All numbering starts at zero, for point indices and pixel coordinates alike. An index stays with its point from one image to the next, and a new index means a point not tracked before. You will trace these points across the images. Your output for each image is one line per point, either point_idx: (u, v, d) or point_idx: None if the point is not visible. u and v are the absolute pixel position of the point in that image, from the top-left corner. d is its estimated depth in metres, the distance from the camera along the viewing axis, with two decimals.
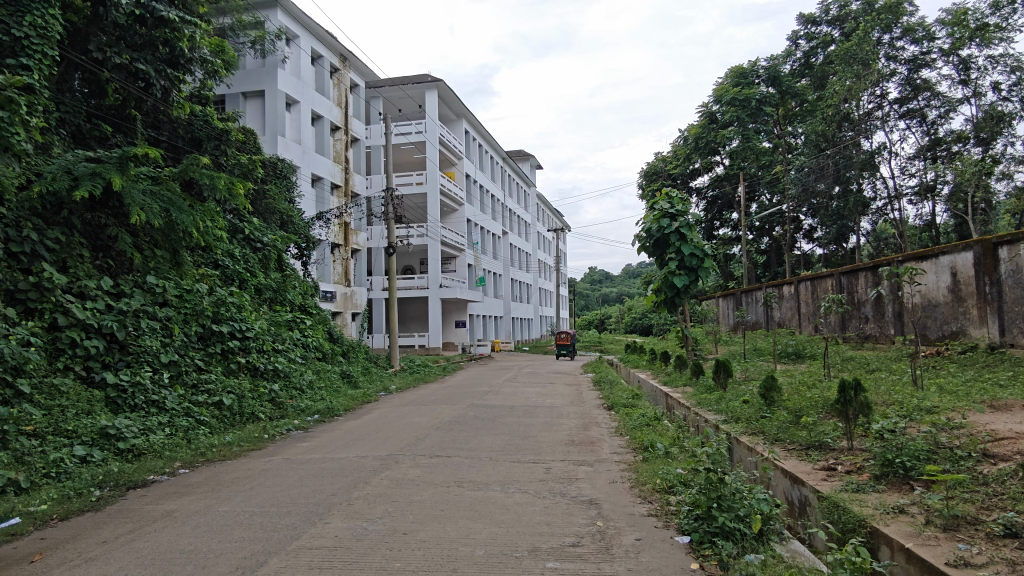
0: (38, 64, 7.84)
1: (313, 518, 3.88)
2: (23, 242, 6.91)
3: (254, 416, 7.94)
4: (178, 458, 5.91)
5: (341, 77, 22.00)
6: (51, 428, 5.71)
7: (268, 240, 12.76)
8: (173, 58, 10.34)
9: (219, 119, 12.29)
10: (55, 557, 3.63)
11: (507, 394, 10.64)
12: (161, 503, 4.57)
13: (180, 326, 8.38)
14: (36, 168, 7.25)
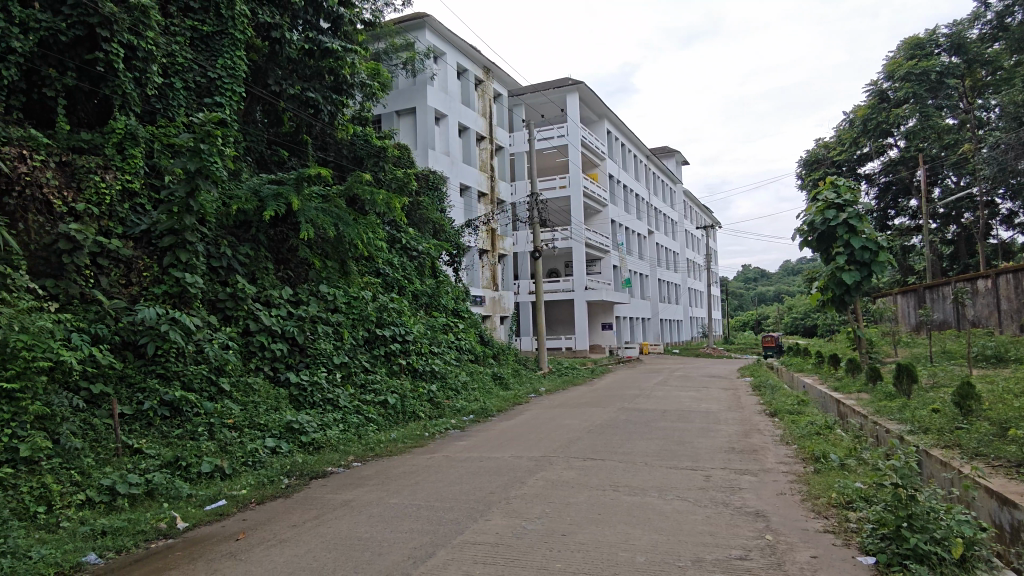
0: (229, 100, 8.94)
1: (475, 514, 4.03)
2: (221, 257, 7.87)
3: (415, 415, 8.41)
4: (352, 452, 6.43)
5: (485, 88, 22.74)
6: (247, 421, 6.44)
7: (423, 248, 13.52)
8: (338, 85, 11.32)
9: (378, 138, 13.17)
10: (255, 536, 4.09)
11: (660, 398, 10.37)
12: (339, 493, 4.98)
13: (349, 330, 9.11)
14: (229, 192, 8.26)
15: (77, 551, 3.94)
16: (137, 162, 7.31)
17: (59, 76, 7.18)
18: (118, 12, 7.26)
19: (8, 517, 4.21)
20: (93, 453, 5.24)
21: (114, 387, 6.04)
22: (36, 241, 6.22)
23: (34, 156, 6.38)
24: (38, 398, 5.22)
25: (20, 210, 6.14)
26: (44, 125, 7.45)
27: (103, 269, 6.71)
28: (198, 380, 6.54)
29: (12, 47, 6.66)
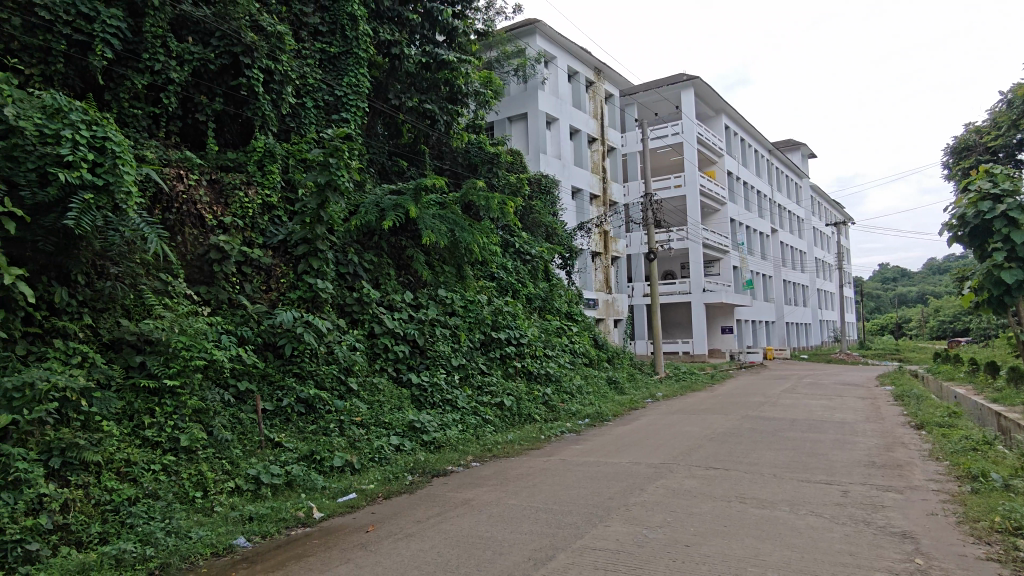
0: (355, 116, 9.50)
1: (594, 519, 4.00)
2: (348, 264, 8.36)
3: (531, 417, 8.49)
4: (471, 452, 6.60)
5: (596, 89, 22.61)
6: (374, 419, 6.79)
7: (537, 252, 13.67)
8: (453, 95, 11.70)
9: (491, 144, 13.45)
10: (384, 529, 4.30)
11: (787, 406, 9.80)
12: (460, 491, 5.12)
13: (466, 333, 9.36)
14: (354, 203, 8.76)
15: (229, 534, 4.35)
16: (274, 177, 7.95)
17: (208, 102, 7.96)
18: (258, 41, 7.94)
19: (171, 500, 4.77)
20: (240, 445, 5.74)
21: (257, 384, 6.57)
22: (191, 252, 6.92)
23: (189, 176, 7.11)
24: (194, 393, 5.80)
25: (179, 224, 6.87)
26: (197, 146, 8.25)
27: (247, 276, 7.32)
28: (329, 379, 6.97)
29: (171, 78, 7.45)
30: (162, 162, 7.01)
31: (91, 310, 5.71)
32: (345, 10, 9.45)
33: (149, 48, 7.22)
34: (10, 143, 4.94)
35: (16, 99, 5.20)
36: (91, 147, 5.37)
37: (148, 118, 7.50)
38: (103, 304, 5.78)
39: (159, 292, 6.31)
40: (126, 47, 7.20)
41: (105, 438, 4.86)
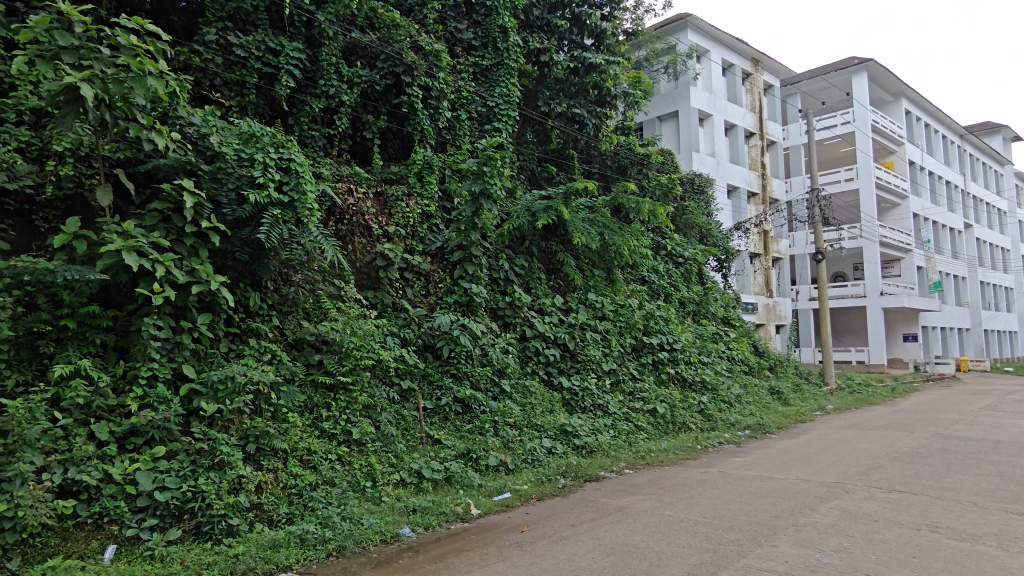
0: (506, 125, 9.78)
1: (759, 538, 3.76)
2: (501, 269, 8.60)
3: (686, 426, 8.19)
4: (623, 459, 6.51)
5: (754, 80, 21.39)
6: (526, 421, 6.92)
7: (690, 254, 13.20)
8: (602, 98, 11.67)
9: (641, 145, 13.19)
10: (538, 530, 4.37)
11: (990, 426, 8.55)
12: (614, 498, 5.06)
13: (617, 338, 9.24)
14: (506, 210, 9.02)
15: (396, 523, 4.64)
16: (432, 187, 8.40)
17: (374, 120, 8.60)
18: (418, 60, 8.44)
19: (346, 487, 5.21)
20: (404, 440, 6.10)
21: (418, 383, 6.93)
22: (360, 259, 7.49)
23: (358, 189, 7.72)
24: (364, 390, 6.27)
25: (350, 234, 7.48)
26: (364, 161, 8.95)
27: (409, 281, 7.78)
28: (484, 381, 7.23)
29: (343, 100, 8.13)
30: (335, 178, 7.67)
31: (280, 313, 6.41)
32: (497, 24, 9.75)
33: (324, 75, 7.96)
34: (215, 167, 5.83)
35: (221, 128, 6.15)
36: (279, 169, 6.03)
37: (324, 138, 8.26)
38: (288, 307, 6.46)
39: (334, 296, 6.93)
40: (306, 75, 7.99)
41: (291, 428, 5.40)
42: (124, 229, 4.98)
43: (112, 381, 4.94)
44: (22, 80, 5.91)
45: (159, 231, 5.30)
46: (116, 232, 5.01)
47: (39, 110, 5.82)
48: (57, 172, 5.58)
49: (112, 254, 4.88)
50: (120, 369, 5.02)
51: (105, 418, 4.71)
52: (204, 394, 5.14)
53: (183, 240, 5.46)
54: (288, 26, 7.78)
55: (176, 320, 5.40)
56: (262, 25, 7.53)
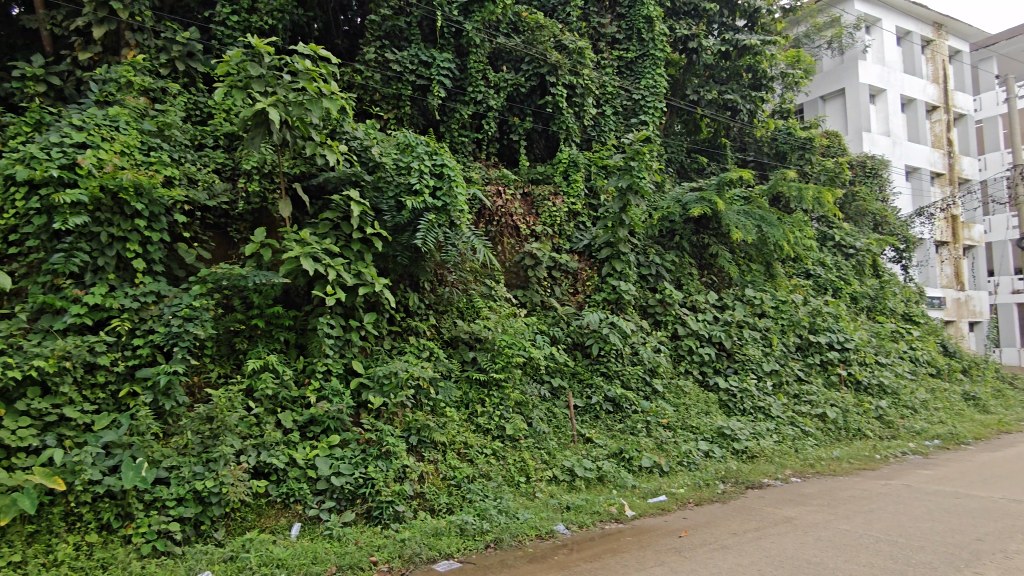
0: (653, 118, 9.51)
1: (956, 562, 3.33)
2: (650, 266, 8.41)
3: (862, 433, 7.47)
4: (789, 466, 6.08)
5: (936, 47, 19.08)
6: (681, 422, 6.70)
7: (862, 245, 12.04)
8: (756, 82, 11.00)
9: (803, 128, 12.24)
10: (697, 536, 4.20)
11: None
12: (780, 507, 4.73)
13: (779, 336, 8.63)
14: (655, 205, 8.80)
15: (550, 519, 4.69)
16: (578, 185, 8.39)
17: (520, 122, 8.77)
18: (562, 59, 8.46)
19: (501, 481, 5.36)
20: (556, 437, 6.16)
21: (569, 381, 6.96)
22: (509, 259, 7.68)
23: (506, 191, 7.91)
24: (516, 387, 6.42)
25: (499, 235, 7.69)
26: (511, 162, 9.18)
27: (557, 280, 7.84)
28: (635, 380, 7.11)
29: (490, 105, 8.36)
30: (484, 180, 7.93)
31: (436, 312, 6.74)
32: (641, 14, 9.50)
33: (472, 81, 8.25)
34: (377, 177, 6.25)
35: (381, 140, 6.57)
36: (432, 175, 6.26)
37: (473, 143, 8.58)
38: (443, 306, 6.78)
39: (486, 295, 7.14)
40: (455, 84, 8.33)
41: (448, 422, 5.66)
42: (301, 237, 5.50)
43: (294, 374, 5.47)
44: (218, 109, 6.73)
45: (330, 238, 5.80)
46: (295, 240, 5.54)
47: (231, 134, 6.60)
48: (246, 188, 6.27)
49: (292, 260, 5.41)
50: (300, 364, 5.55)
51: (289, 408, 5.24)
52: (371, 388, 5.54)
53: (350, 246, 5.92)
54: (438, 38, 8.14)
55: (347, 319, 5.87)
56: (415, 39, 7.96)
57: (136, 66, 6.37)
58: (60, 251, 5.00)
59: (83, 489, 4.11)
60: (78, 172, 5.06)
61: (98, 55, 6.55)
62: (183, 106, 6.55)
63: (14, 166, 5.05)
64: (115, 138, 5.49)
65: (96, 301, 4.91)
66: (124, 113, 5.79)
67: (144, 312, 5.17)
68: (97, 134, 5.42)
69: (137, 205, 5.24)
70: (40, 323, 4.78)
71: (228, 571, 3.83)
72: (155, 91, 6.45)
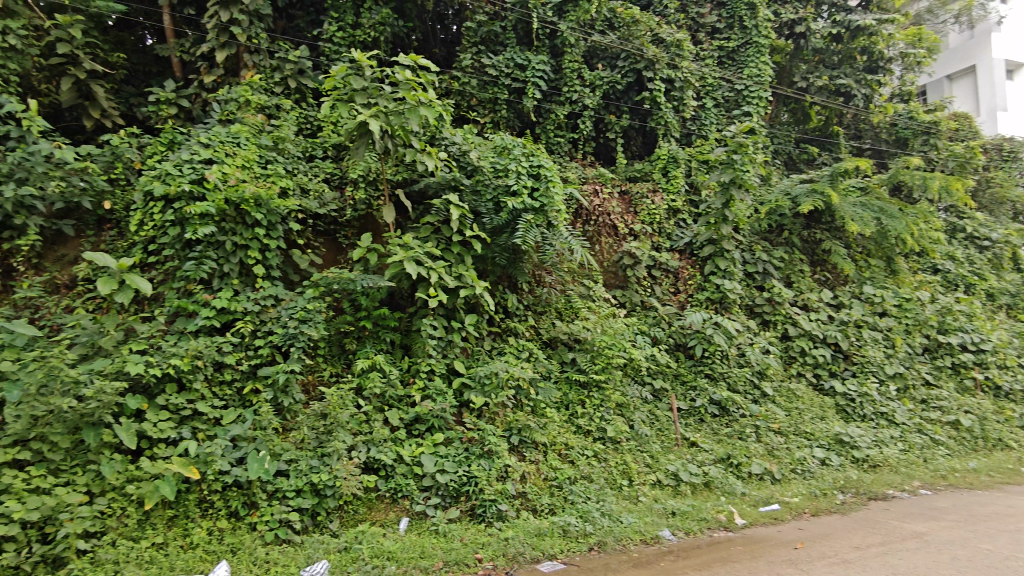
0: (757, 108, 9.07)
1: None
2: (757, 263, 8.06)
3: (1003, 444, 6.82)
4: (918, 477, 5.65)
5: None
6: (793, 427, 6.37)
7: (999, 236, 10.96)
8: (872, 64, 10.30)
9: (928, 111, 11.30)
10: (814, 548, 3.97)
11: None
12: (908, 522, 4.38)
13: (904, 337, 7.97)
14: (761, 199, 8.52)
15: (656, 524, 4.60)
16: (678, 181, 8.16)
17: (616, 120, 8.65)
18: (659, 53, 8.27)
19: (604, 484, 5.30)
20: (659, 441, 6.03)
21: (671, 383, 6.79)
22: (607, 259, 7.59)
23: (603, 190, 7.85)
24: (617, 388, 6.34)
25: (597, 235, 7.62)
26: (608, 161, 9.08)
27: (657, 279, 7.66)
28: (743, 383, 6.82)
29: (585, 104, 8.32)
30: (581, 180, 7.90)
31: (535, 313, 6.79)
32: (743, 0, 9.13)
33: (568, 81, 8.24)
34: (476, 181, 6.37)
35: (479, 144, 6.69)
36: (530, 176, 6.26)
37: (569, 143, 8.56)
38: (542, 307, 6.82)
39: (584, 296, 7.09)
40: (550, 85, 8.34)
41: (549, 423, 5.67)
42: (405, 242, 5.70)
43: (400, 374, 5.68)
44: (326, 121, 7.09)
45: (432, 242, 5.98)
46: (399, 245, 5.74)
47: (339, 145, 6.94)
48: (354, 196, 6.57)
49: (396, 264, 5.61)
50: (405, 364, 5.75)
51: (396, 406, 5.43)
52: (473, 388, 5.66)
53: (451, 249, 6.07)
54: (534, 40, 8.24)
55: (448, 320, 6.02)
56: (510, 43, 8.06)
57: (254, 85, 6.83)
58: (192, 259, 5.44)
59: (214, 478, 4.45)
60: (206, 186, 5.48)
61: (221, 78, 7.09)
62: (295, 121, 6.96)
63: (152, 182, 5.55)
64: (237, 154, 5.92)
65: (223, 305, 5.29)
66: (245, 129, 6.22)
67: (265, 315, 5.53)
68: (221, 150, 5.85)
69: (256, 215, 5.63)
70: (175, 325, 5.21)
71: (343, 560, 4.02)
72: (271, 107, 6.89)
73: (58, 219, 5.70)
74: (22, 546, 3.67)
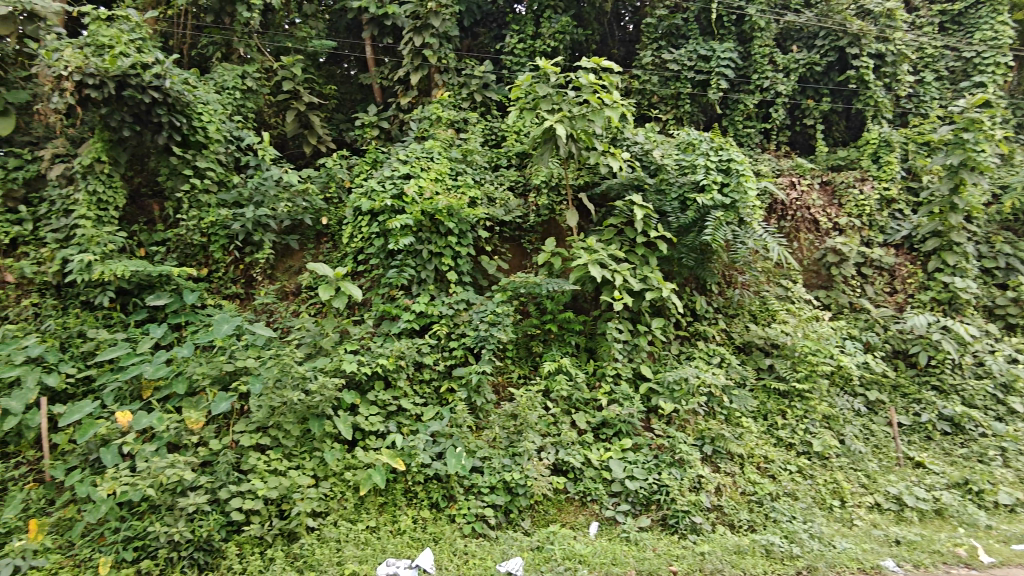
0: (994, 76, 7.77)
1: None
2: (998, 257, 6.88)
3: None
4: None
5: None
6: None
7: None
8: None
9: None
10: None
11: None
12: None
13: None
14: (1001, 180, 7.33)
15: (877, 553, 4.11)
16: (893, 167, 7.24)
17: (816, 104, 7.92)
18: (866, 26, 7.48)
19: (811, 503, 4.85)
20: (877, 459, 5.41)
21: (890, 396, 6.05)
22: (808, 257, 6.99)
23: (801, 182, 7.28)
24: (823, 399, 5.78)
25: (795, 231, 7.08)
26: (806, 151, 8.33)
27: (868, 278, 6.87)
28: (982, 397, 5.90)
29: (779, 91, 7.73)
30: (775, 173, 7.40)
31: (726, 317, 6.42)
32: None
33: (758, 68, 7.73)
34: (660, 180, 6.19)
35: (662, 143, 6.48)
36: (719, 170, 5.90)
37: (760, 134, 8.00)
38: (733, 310, 6.44)
39: (781, 298, 6.57)
40: (739, 73, 7.87)
41: (746, 433, 5.32)
42: (589, 245, 5.71)
43: (586, 377, 5.69)
44: (510, 131, 7.33)
45: (616, 244, 5.96)
46: (583, 248, 5.77)
47: (522, 154, 7.12)
48: (537, 202, 6.70)
49: (581, 267, 5.64)
50: (591, 367, 5.75)
51: (583, 409, 5.44)
52: (662, 393, 5.50)
53: (635, 251, 5.97)
54: (718, 29, 7.82)
55: (634, 323, 5.91)
56: (693, 34, 7.76)
57: (444, 103, 7.26)
58: (394, 267, 5.92)
59: (418, 470, 4.78)
60: (405, 200, 5.92)
61: (415, 98, 7.64)
62: (481, 133, 7.28)
63: (361, 198, 6.12)
64: (431, 168, 6.35)
65: (421, 309, 5.69)
66: (437, 145, 6.63)
67: (458, 318, 5.83)
68: (417, 165, 6.29)
69: (449, 224, 6.00)
70: (382, 328, 5.70)
71: (536, 560, 4.09)
72: (460, 122, 7.28)
73: (286, 234, 6.51)
74: (264, 519, 4.21)
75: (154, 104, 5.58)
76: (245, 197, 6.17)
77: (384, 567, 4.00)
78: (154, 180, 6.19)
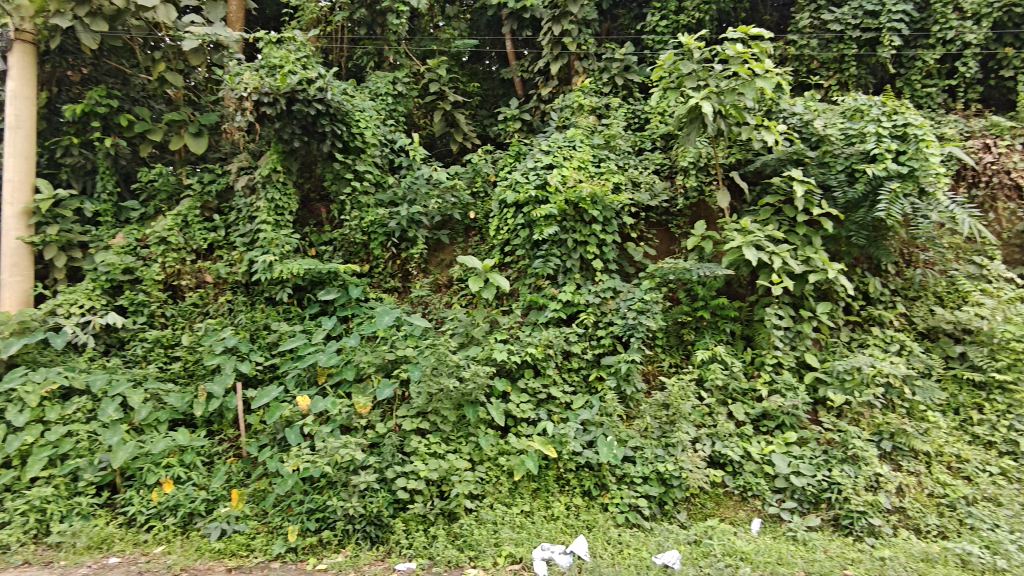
0: None
1: None
2: None
3: None
4: None
5: None
6: None
7: None
8: None
9: None
10: None
11: None
12: None
13: None
14: None
15: None
16: None
17: (1017, 52, 6.85)
18: None
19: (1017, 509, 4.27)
20: None
21: None
22: (1008, 229, 6.10)
23: (999, 143, 6.36)
24: None
25: (991, 199, 6.22)
26: (1004, 107, 7.23)
27: None
28: None
29: (968, 41, 6.77)
30: (964, 136, 6.53)
31: (905, 299, 5.77)
32: None
33: (940, 17, 6.82)
34: (822, 152, 5.67)
35: (825, 111, 5.90)
36: (894, 137, 5.32)
37: (944, 92, 7.09)
38: (915, 292, 5.75)
39: (975, 277, 5.77)
40: (915, 27, 6.99)
41: (933, 429, 4.78)
42: (743, 226, 5.40)
43: (743, 366, 5.38)
44: (653, 112, 7.04)
45: (772, 224, 5.59)
46: (737, 230, 5.45)
47: (667, 135, 6.82)
48: (684, 184, 6.41)
49: (735, 250, 5.34)
50: (749, 356, 5.43)
51: (741, 400, 5.14)
52: (830, 383, 5.07)
53: (796, 230, 5.54)
54: None
55: (797, 309, 5.50)
56: None
57: (585, 90, 7.20)
58: (540, 257, 5.98)
59: (569, 458, 4.80)
60: (549, 190, 5.93)
61: (556, 88, 7.63)
62: (624, 116, 7.10)
63: (506, 191, 6.24)
64: (574, 157, 6.31)
65: (568, 298, 5.68)
66: (579, 133, 6.59)
67: (605, 307, 5.75)
68: (560, 154, 6.30)
69: (593, 212, 5.93)
70: (530, 317, 5.79)
71: (694, 554, 3.96)
72: (602, 108, 7.17)
73: (437, 230, 6.79)
74: (427, 498, 4.45)
75: (319, 115, 6.02)
76: (400, 196, 6.55)
77: (539, 551, 4.06)
78: (320, 185, 6.75)
